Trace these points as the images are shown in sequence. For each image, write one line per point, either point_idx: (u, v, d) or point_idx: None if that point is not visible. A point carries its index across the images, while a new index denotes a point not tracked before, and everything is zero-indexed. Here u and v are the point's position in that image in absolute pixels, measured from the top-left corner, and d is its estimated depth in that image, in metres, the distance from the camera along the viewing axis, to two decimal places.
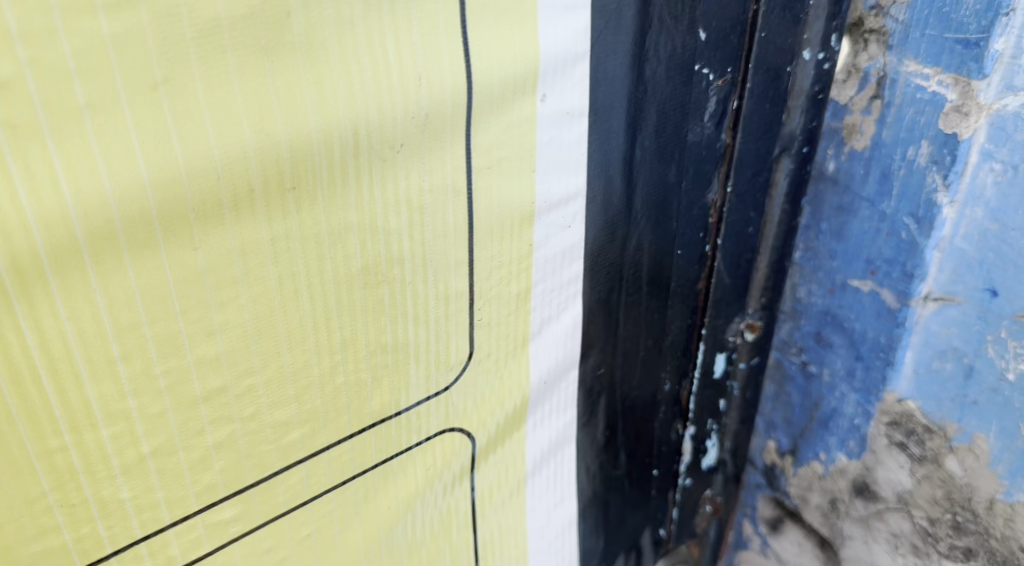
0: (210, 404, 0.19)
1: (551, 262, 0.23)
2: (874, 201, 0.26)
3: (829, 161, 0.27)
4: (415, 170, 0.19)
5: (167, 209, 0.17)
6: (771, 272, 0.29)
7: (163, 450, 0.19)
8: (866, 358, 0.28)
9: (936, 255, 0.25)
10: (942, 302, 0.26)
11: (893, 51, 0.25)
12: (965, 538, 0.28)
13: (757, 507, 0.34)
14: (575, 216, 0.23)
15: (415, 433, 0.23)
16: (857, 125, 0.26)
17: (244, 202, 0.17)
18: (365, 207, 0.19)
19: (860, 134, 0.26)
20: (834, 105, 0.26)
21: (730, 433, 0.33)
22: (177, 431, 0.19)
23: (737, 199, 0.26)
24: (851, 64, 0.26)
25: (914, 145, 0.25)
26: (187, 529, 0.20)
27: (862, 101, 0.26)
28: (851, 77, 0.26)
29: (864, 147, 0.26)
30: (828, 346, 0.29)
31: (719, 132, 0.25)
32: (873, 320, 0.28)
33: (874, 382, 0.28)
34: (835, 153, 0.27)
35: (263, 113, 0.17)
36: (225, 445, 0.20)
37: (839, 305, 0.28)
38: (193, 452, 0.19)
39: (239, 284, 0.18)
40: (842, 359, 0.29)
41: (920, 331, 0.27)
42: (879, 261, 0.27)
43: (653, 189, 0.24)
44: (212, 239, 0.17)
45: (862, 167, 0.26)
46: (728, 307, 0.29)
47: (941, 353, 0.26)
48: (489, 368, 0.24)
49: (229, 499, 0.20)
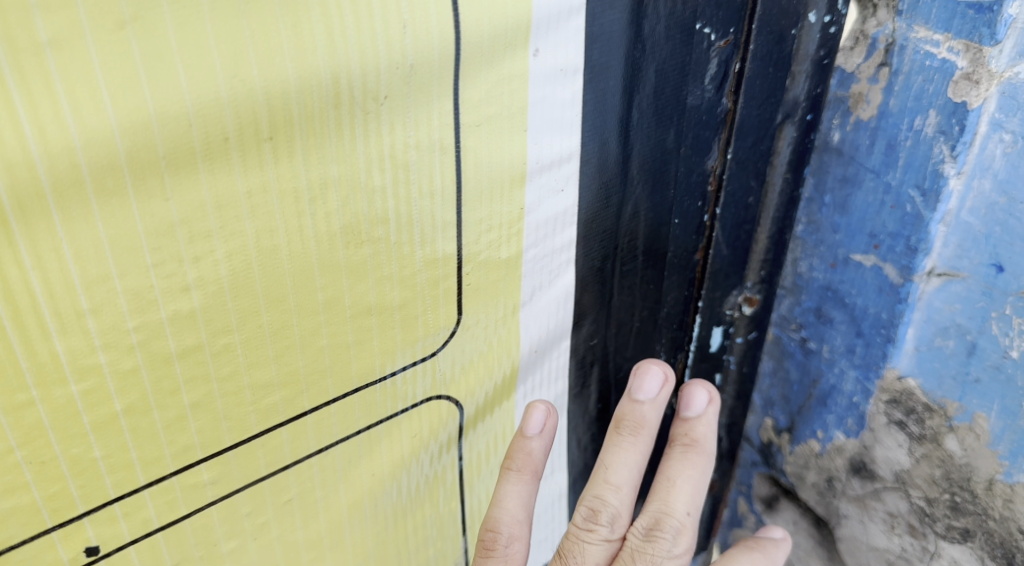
0: (185, 362, 0.19)
1: (543, 227, 0.22)
2: (880, 173, 0.25)
3: (834, 131, 0.26)
4: (401, 124, 0.19)
5: (135, 155, 0.16)
6: (771, 246, 0.28)
7: (137, 408, 0.19)
8: (867, 335, 0.28)
9: (941, 230, 0.25)
10: (946, 278, 0.25)
11: (903, 16, 0.24)
12: (963, 518, 0.27)
13: (753, 485, 0.34)
14: (569, 178, 0.22)
15: (401, 400, 0.23)
16: (864, 94, 0.25)
17: (219, 151, 0.17)
18: (347, 161, 0.18)
19: (866, 104, 0.25)
20: (841, 72, 0.25)
21: (726, 408, 0.32)
22: (151, 389, 0.19)
23: (737, 165, 0.25)
24: (858, 31, 0.25)
25: (922, 114, 0.24)
26: (164, 491, 0.20)
27: (870, 69, 0.25)
28: (859, 43, 0.25)
29: (870, 117, 0.25)
30: (829, 322, 0.29)
31: (720, 96, 0.24)
32: (875, 296, 0.27)
33: (874, 359, 0.28)
34: (840, 123, 0.26)
35: (238, 58, 0.16)
36: (202, 405, 0.20)
37: (841, 280, 0.28)
38: (168, 411, 0.19)
39: (214, 238, 0.18)
40: (842, 336, 0.28)
41: (922, 307, 0.26)
42: (882, 235, 0.26)
43: (650, 153, 0.24)
44: (184, 190, 0.17)
45: (868, 138, 0.25)
46: (726, 280, 0.28)
47: (943, 330, 0.26)
48: (478, 334, 0.23)
49: (207, 461, 0.20)
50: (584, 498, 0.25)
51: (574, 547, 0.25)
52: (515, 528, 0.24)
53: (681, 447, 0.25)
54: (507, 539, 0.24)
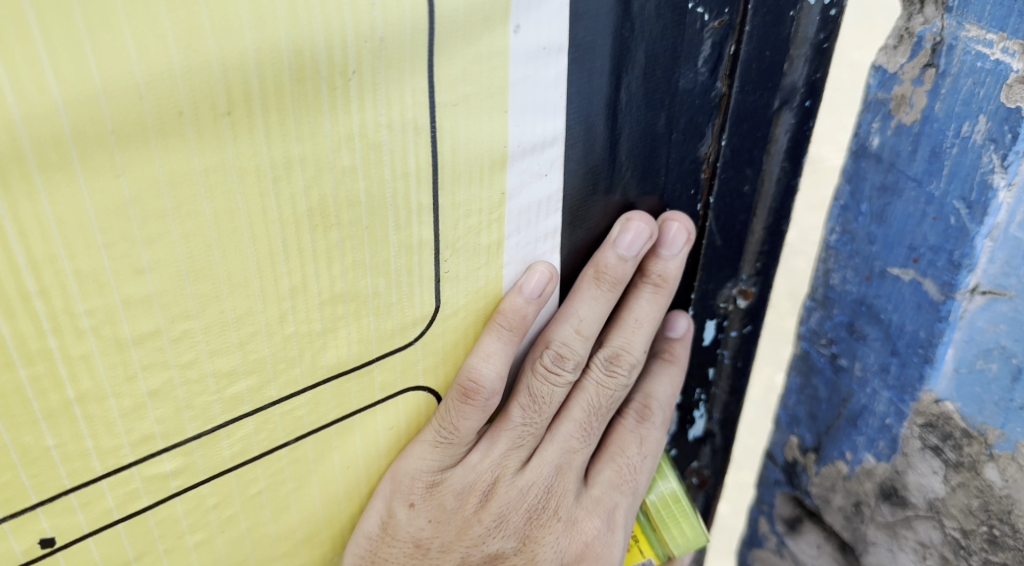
0: (143, 347, 0.18)
1: (528, 211, 0.21)
2: (922, 182, 0.23)
3: (874, 135, 0.23)
4: (374, 100, 0.18)
5: (82, 129, 0.15)
6: (767, 234, 0.27)
7: (91, 397, 0.18)
8: (902, 355, 0.25)
9: (987, 244, 0.22)
10: (991, 296, 0.23)
11: (951, 13, 0.21)
12: (1003, 555, 0.25)
13: (775, 504, 0.31)
14: (552, 162, 0.21)
15: (378, 391, 0.22)
16: (906, 97, 0.22)
17: (173, 127, 0.16)
18: (315, 140, 0.17)
19: (909, 107, 0.22)
20: (878, 70, 0.23)
21: (719, 403, 0.30)
22: (106, 376, 0.18)
23: (731, 152, 0.24)
24: (904, 27, 0.22)
25: (972, 120, 0.21)
26: (124, 481, 0.19)
27: (913, 69, 0.22)
28: (903, 41, 0.22)
29: (913, 121, 0.22)
30: (862, 339, 0.26)
31: (714, 80, 0.23)
32: (913, 313, 0.24)
33: (910, 380, 0.25)
34: (880, 127, 0.23)
35: (192, 29, 0.15)
36: (162, 393, 0.19)
37: (876, 295, 0.25)
38: (126, 400, 0.18)
39: (171, 220, 0.17)
40: (877, 354, 0.25)
41: (964, 327, 0.23)
42: (922, 248, 0.23)
43: (640, 138, 0.23)
44: (138, 168, 0.16)
45: (910, 145, 0.23)
46: (719, 272, 0.27)
47: (986, 352, 0.23)
48: (457, 324, 0.22)
49: (169, 452, 0.20)
50: (548, 341, 0.23)
51: (541, 390, 0.24)
52: (498, 384, 0.23)
53: (651, 285, 0.24)
54: (488, 392, 0.23)
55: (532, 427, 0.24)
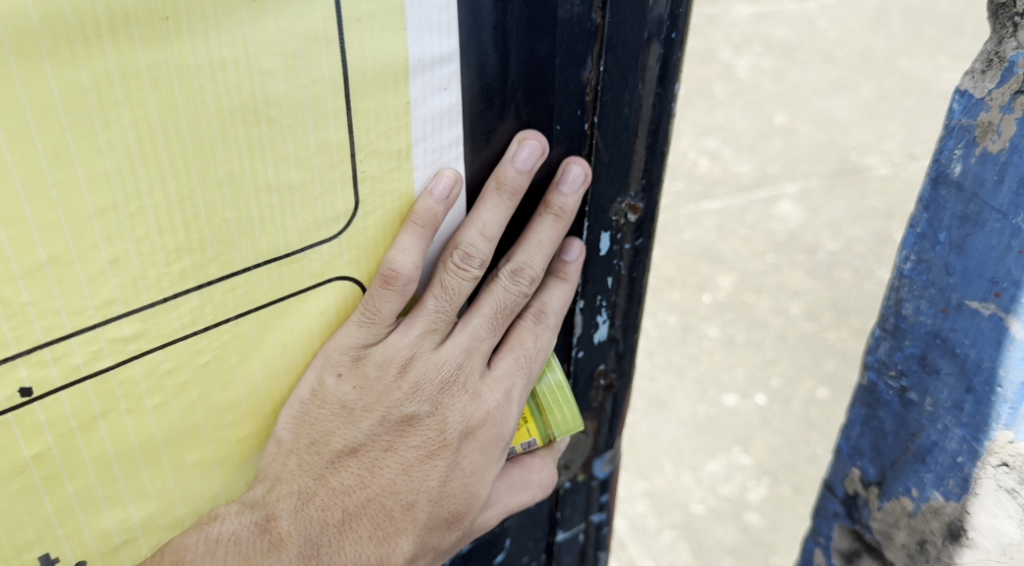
0: (102, 219, 0.22)
1: (430, 119, 0.26)
2: (1006, 216, 0.28)
3: (957, 163, 0.29)
4: (284, 10, 0.22)
5: (48, 21, 0.19)
6: (649, 152, 0.31)
7: (61, 257, 0.22)
8: (978, 392, 0.30)
9: None
10: None
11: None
12: None
13: (836, 537, 0.38)
14: (450, 76, 0.25)
15: (308, 277, 0.26)
16: (993, 125, 0.28)
17: (119, 21, 0.20)
18: (240, 43, 0.22)
19: (996, 135, 0.28)
20: (970, 99, 0.29)
21: (621, 309, 0.34)
22: (74, 239, 0.22)
23: (609, 75, 0.28)
24: (992, 54, 0.28)
25: None
26: (88, 340, 0.23)
27: (1003, 98, 0.28)
28: (992, 67, 0.28)
29: (999, 149, 0.28)
30: (936, 374, 0.32)
31: (589, 10, 0.27)
32: (992, 350, 0.30)
33: (984, 420, 0.30)
34: (964, 153, 0.29)
35: None
36: (119, 263, 0.23)
37: (953, 328, 0.31)
38: (91, 263, 0.22)
39: (121, 104, 0.21)
40: (950, 391, 0.31)
41: None
42: (1005, 282, 0.29)
43: (529, 62, 0.27)
44: (91, 55, 0.20)
45: (995, 173, 0.28)
46: (609, 186, 0.31)
47: None
48: (376, 221, 0.26)
49: (126, 316, 0.23)
50: (457, 242, 0.27)
51: (450, 282, 0.28)
52: (412, 270, 0.27)
53: (552, 215, 0.29)
54: (404, 279, 0.27)
55: (440, 311, 0.28)
